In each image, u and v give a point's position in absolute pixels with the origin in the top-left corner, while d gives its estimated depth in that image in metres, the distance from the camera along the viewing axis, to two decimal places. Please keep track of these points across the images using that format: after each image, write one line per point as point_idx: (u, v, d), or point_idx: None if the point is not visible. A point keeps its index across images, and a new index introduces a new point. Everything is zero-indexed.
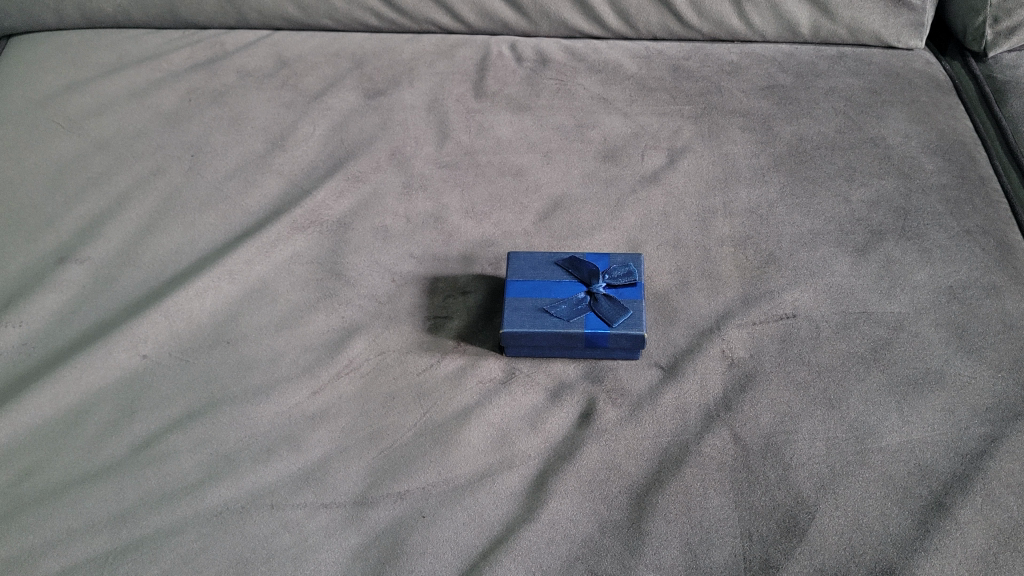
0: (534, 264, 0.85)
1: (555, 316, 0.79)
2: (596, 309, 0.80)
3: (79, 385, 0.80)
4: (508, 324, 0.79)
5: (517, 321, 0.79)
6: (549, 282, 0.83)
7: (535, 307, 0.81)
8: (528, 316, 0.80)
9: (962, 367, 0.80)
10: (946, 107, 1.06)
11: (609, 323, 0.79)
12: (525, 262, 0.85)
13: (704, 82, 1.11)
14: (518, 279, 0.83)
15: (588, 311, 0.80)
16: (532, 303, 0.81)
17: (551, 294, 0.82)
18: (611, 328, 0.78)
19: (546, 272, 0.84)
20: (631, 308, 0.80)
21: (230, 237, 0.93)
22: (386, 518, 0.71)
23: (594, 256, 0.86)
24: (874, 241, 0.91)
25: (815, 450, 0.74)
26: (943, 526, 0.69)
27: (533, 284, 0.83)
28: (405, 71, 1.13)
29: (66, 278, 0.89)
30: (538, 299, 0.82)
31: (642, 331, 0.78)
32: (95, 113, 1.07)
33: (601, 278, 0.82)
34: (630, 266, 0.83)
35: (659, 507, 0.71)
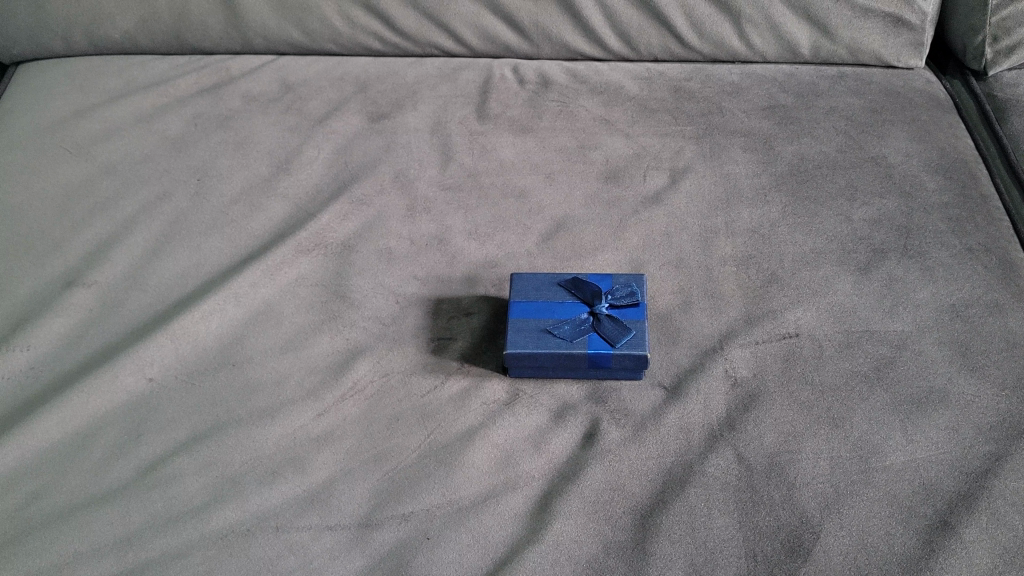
0: (537, 285, 0.85)
1: (558, 337, 0.80)
2: (599, 329, 0.81)
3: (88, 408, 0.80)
4: (512, 344, 0.80)
5: (520, 342, 0.80)
6: (553, 303, 0.83)
7: (538, 327, 0.81)
8: (532, 337, 0.80)
9: (965, 384, 0.80)
10: (946, 125, 1.07)
11: (612, 344, 0.79)
12: (529, 282, 0.86)
13: (706, 103, 1.12)
14: (522, 300, 0.84)
15: (591, 331, 0.81)
16: (535, 324, 0.82)
17: (554, 315, 0.82)
18: (614, 349, 0.79)
19: (549, 292, 0.84)
20: (634, 327, 0.81)
21: (236, 260, 0.94)
22: (391, 540, 0.71)
23: (597, 277, 0.86)
24: (877, 259, 0.92)
25: (819, 469, 0.74)
26: (949, 546, 0.69)
27: (536, 306, 0.83)
28: (408, 95, 1.15)
29: (73, 302, 0.89)
30: (542, 320, 0.82)
31: (645, 351, 0.78)
32: (102, 138, 1.09)
33: (604, 298, 0.83)
34: (633, 286, 0.84)
35: (664, 528, 0.71)
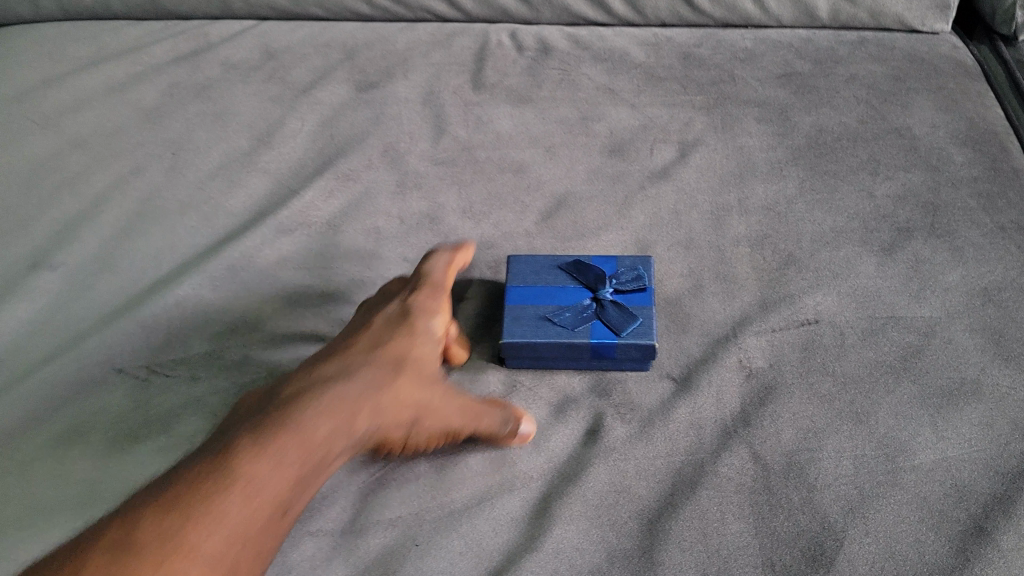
0: (537, 268, 0.79)
1: (558, 325, 0.74)
2: (603, 317, 0.74)
3: (46, 394, 0.74)
4: (509, 333, 0.74)
5: (517, 330, 0.74)
6: (553, 288, 0.77)
7: (537, 314, 0.75)
8: (530, 325, 0.74)
9: (1000, 375, 0.74)
10: (975, 94, 1.00)
11: (617, 333, 0.73)
12: (528, 266, 0.80)
13: (717, 71, 1.04)
14: (521, 285, 0.78)
15: (594, 319, 0.75)
16: (533, 311, 0.76)
17: (555, 301, 0.77)
18: (619, 338, 0.72)
19: (550, 277, 0.79)
20: (641, 314, 0.74)
21: (213, 241, 0.88)
22: (377, 548, 0.66)
23: (602, 259, 0.80)
24: (902, 239, 0.85)
25: (842, 469, 0.68)
26: (985, 554, 0.63)
27: (536, 292, 0.78)
28: (399, 62, 1.07)
29: (38, 286, 0.83)
30: (541, 306, 0.76)
31: (653, 341, 0.72)
32: (72, 109, 1.02)
33: (608, 282, 0.77)
34: (640, 270, 0.78)
35: (673, 534, 0.65)
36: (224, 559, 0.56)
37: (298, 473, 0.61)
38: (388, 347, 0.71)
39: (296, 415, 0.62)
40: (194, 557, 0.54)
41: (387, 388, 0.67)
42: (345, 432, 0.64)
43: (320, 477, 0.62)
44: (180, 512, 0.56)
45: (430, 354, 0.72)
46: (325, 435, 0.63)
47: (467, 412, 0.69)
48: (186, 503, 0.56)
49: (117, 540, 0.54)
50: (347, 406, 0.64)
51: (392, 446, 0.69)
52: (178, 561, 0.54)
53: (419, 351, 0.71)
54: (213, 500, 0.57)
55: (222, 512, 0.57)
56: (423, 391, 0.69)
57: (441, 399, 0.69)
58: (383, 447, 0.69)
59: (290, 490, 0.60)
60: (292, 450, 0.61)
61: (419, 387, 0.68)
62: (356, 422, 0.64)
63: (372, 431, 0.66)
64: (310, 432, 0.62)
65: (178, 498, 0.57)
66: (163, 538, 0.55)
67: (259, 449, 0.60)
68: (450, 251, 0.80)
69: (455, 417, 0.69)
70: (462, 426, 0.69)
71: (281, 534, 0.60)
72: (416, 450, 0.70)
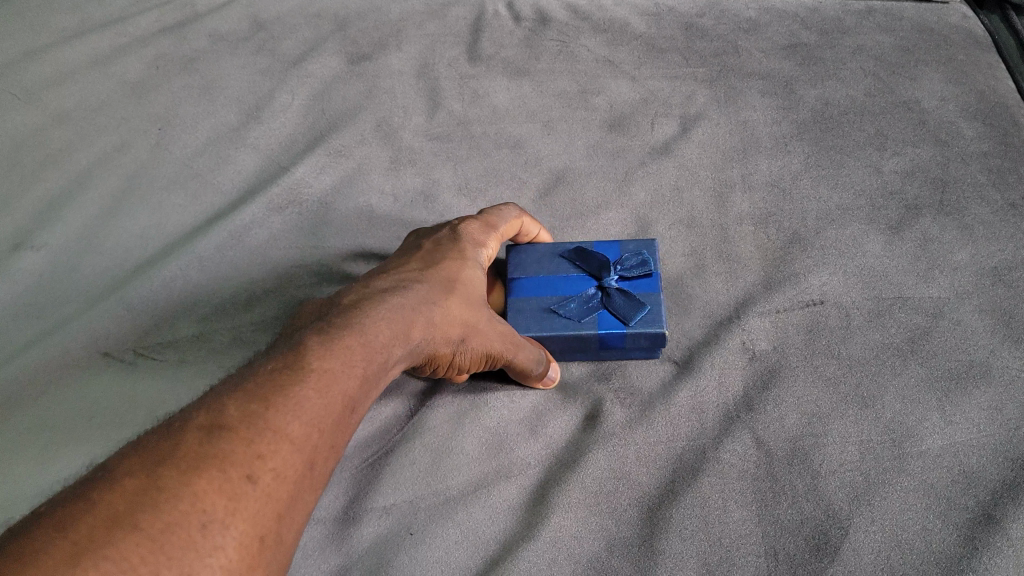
0: (538, 258, 0.77)
1: (563, 317, 0.72)
2: (610, 306, 0.72)
3: (29, 379, 0.72)
4: (512, 328, 0.71)
5: (521, 325, 0.72)
6: (556, 278, 0.75)
7: (540, 306, 0.73)
8: (534, 319, 0.72)
9: (1011, 358, 0.72)
10: (985, 66, 0.97)
11: (625, 323, 0.70)
12: (527, 255, 0.77)
13: (720, 42, 1.01)
14: (520, 275, 0.75)
15: (601, 308, 0.72)
16: (537, 303, 0.73)
17: (558, 291, 0.74)
18: (627, 328, 0.70)
19: (551, 266, 0.76)
20: (648, 301, 0.72)
21: (202, 220, 0.86)
22: (370, 537, 0.64)
23: (604, 243, 0.77)
24: (910, 217, 0.83)
25: (847, 456, 0.67)
26: (994, 543, 0.61)
27: (536, 281, 0.75)
28: (392, 33, 1.04)
29: (22, 267, 0.81)
30: (544, 298, 0.74)
31: (662, 329, 0.70)
32: (55, 83, 0.98)
33: (613, 269, 0.74)
34: (644, 255, 0.75)
35: (674, 522, 0.64)
36: (305, 448, 0.49)
37: (368, 372, 0.55)
38: (443, 266, 0.67)
39: (360, 319, 0.57)
40: (277, 448, 0.47)
41: (445, 304, 0.63)
42: (407, 343, 0.59)
43: (382, 384, 0.57)
44: (264, 402, 0.48)
45: (481, 279, 0.68)
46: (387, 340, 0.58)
47: (514, 341, 0.66)
48: (266, 390, 0.49)
49: (199, 434, 0.46)
50: (408, 318, 0.60)
51: (433, 364, 0.65)
52: (264, 451, 0.46)
53: (474, 274, 0.68)
54: (291, 387, 0.50)
55: (300, 401, 0.50)
56: (476, 311, 0.64)
57: (492, 323, 0.66)
58: (423, 365, 0.65)
59: (362, 388, 0.54)
60: (361, 352, 0.55)
61: (475, 308, 0.65)
62: (415, 336, 0.60)
63: (424, 349, 0.62)
64: (373, 339, 0.56)
65: (257, 391, 0.49)
66: (245, 427, 0.47)
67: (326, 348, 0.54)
68: (520, 210, 0.77)
69: (501, 344, 0.66)
70: (504, 354, 0.66)
71: (351, 433, 0.54)
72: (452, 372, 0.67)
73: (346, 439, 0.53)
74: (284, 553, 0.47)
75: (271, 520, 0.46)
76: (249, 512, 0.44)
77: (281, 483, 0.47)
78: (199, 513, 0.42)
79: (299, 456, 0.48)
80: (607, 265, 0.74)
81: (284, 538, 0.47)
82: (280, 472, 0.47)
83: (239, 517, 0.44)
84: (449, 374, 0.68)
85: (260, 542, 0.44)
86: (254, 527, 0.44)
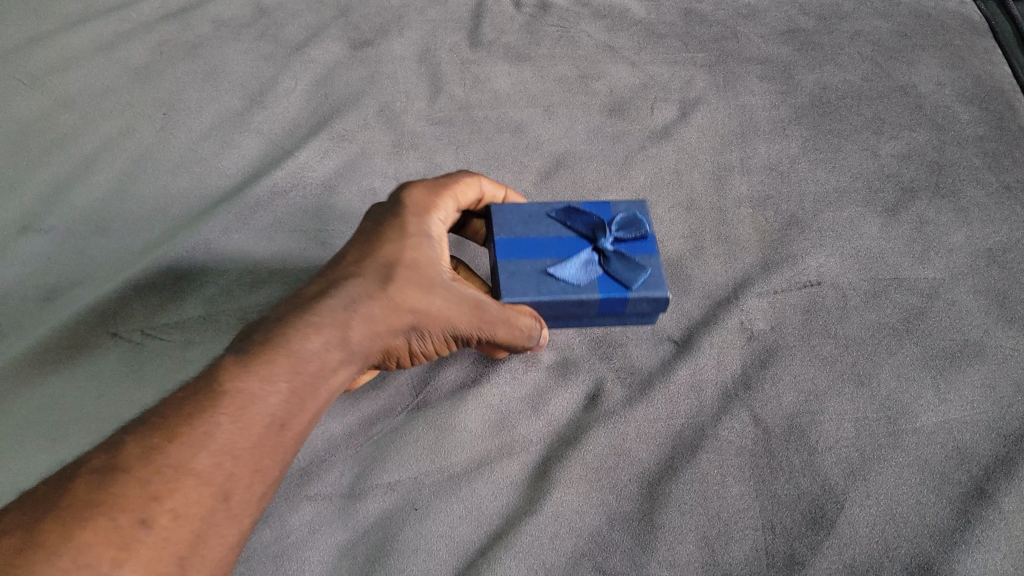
0: (524, 218, 0.72)
1: (562, 281, 0.68)
2: (609, 270, 0.69)
3: (35, 355, 0.73)
4: (509, 293, 0.67)
5: (518, 288, 0.67)
6: (549, 240, 0.71)
7: (536, 270, 0.68)
8: (530, 282, 0.68)
9: (1004, 338, 0.73)
10: (982, 51, 0.98)
11: (627, 287, 0.68)
12: (514, 215, 0.72)
13: (719, 27, 1.02)
14: (508, 237, 0.70)
15: (599, 272, 0.69)
16: (531, 266, 0.69)
17: (553, 253, 0.70)
18: (630, 293, 0.68)
19: (540, 227, 0.71)
20: (647, 265, 0.70)
21: (207, 204, 0.87)
22: (376, 511, 0.66)
23: (594, 207, 0.74)
24: (906, 199, 0.84)
25: (843, 432, 0.68)
26: (986, 516, 0.63)
27: (526, 243, 0.70)
28: (394, 19, 1.05)
29: (31, 251, 0.82)
30: (538, 260, 0.69)
31: (665, 294, 0.68)
32: (60, 69, 0.99)
33: (607, 230, 0.71)
34: (635, 215, 0.72)
35: (673, 496, 0.65)
36: (215, 481, 0.52)
37: (296, 387, 0.56)
38: (388, 249, 0.65)
39: (291, 331, 0.58)
40: (179, 485, 0.50)
41: (386, 295, 0.62)
42: (348, 347, 0.60)
43: (324, 392, 0.58)
44: (169, 437, 0.52)
45: (433, 253, 0.66)
46: (320, 350, 0.58)
47: (476, 313, 0.64)
48: (174, 425, 0.52)
49: (99, 477, 0.49)
50: (344, 319, 0.60)
51: (397, 355, 0.65)
52: (162, 492, 0.50)
53: (426, 251, 0.66)
54: (200, 420, 0.52)
55: (206, 437, 0.52)
56: (430, 295, 0.63)
57: (447, 299, 0.64)
58: (388, 358, 0.65)
59: (289, 403, 0.56)
60: (287, 367, 0.56)
61: (425, 291, 0.63)
62: (356, 336, 0.60)
63: (372, 345, 0.62)
64: (304, 352, 0.57)
65: (169, 423, 0.52)
66: (145, 467, 0.50)
67: (245, 372, 0.55)
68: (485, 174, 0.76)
69: (462, 318, 0.64)
70: (470, 331, 0.64)
71: (288, 449, 0.56)
72: (425, 356, 0.66)
73: (282, 456, 0.56)
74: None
75: (172, 561, 0.49)
76: (144, 556, 0.48)
77: (179, 525, 0.50)
78: (82, 567, 0.45)
79: (206, 489, 0.51)
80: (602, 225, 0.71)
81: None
82: (179, 510, 0.50)
83: (134, 562, 0.47)
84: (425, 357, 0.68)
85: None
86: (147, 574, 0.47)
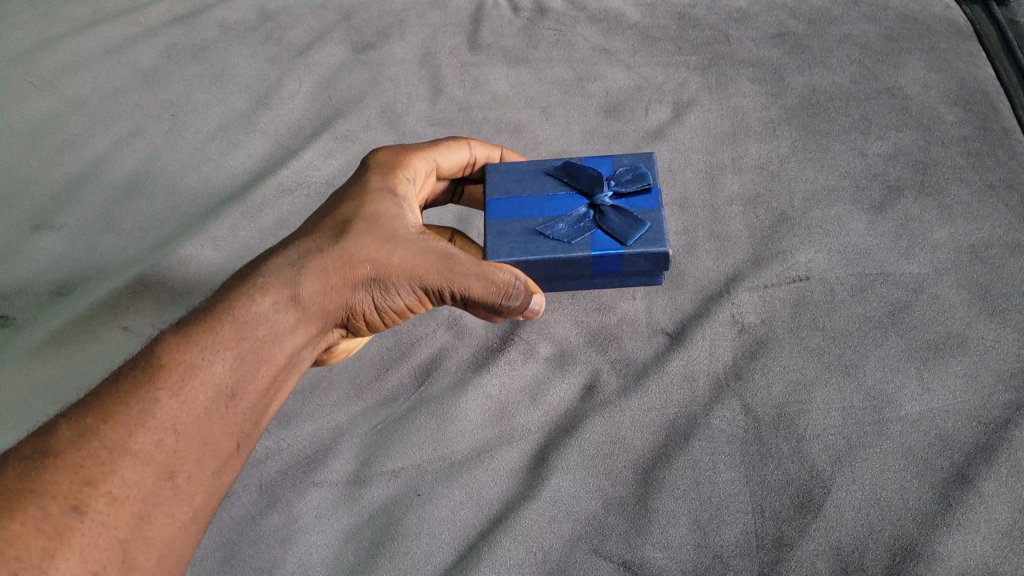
0: (519, 179, 0.72)
1: (552, 238, 0.66)
2: (604, 225, 0.67)
3: (49, 340, 0.76)
4: (496, 253, 0.67)
5: (505, 248, 0.67)
6: (543, 199, 0.70)
7: (526, 228, 0.68)
8: (518, 241, 0.67)
9: (986, 330, 0.76)
10: (967, 53, 1.00)
11: (623, 242, 0.65)
12: (508, 175, 0.73)
13: (712, 31, 1.05)
14: (502, 197, 0.71)
15: (594, 228, 0.67)
16: (521, 225, 0.68)
17: (546, 212, 0.69)
18: (625, 248, 0.65)
19: (536, 185, 0.72)
20: (647, 220, 0.67)
21: (213, 202, 0.89)
22: (380, 497, 0.69)
23: (596, 164, 0.73)
24: (892, 198, 0.87)
25: (830, 421, 0.71)
26: (966, 500, 0.65)
27: (520, 202, 0.70)
28: (395, 23, 1.08)
29: (43, 248, 0.85)
30: (530, 220, 0.69)
31: (665, 248, 0.65)
32: (70, 72, 1.02)
33: (606, 184, 0.70)
34: (641, 168, 0.71)
35: (667, 482, 0.68)
36: (155, 460, 0.52)
37: (241, 353, 0.58)
38: (351, 207, 0.66)
39: (239, 297, 0.60)
40: (115, 468, 0.51)
41: (338, 252, 0.63)
42: (300, 306, 0.62)
43: (276, 355, 0.60)
44: (104, 419, 0.52)
45: (397, 209, 0.66)
46: (269, 314, 0.60)
47: (440, 263, 0.63)
48: (108, 405, 0.53)
49: (27, 465, 0.49)
50: (293, 279, 0.62)
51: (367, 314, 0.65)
52: (97, 477, 0.50)
53: (390, 206, 0.66)
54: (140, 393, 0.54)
55: (150, 407, 0.54)
56: (387, 249, 0.63)
57: (406, 250, 0.63)
58: (365, 317, 0.66)
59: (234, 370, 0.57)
60: (232, 333, 0.58)
61: (382, 243, 0.63)
62: (307, 294, 0.62)
63: (329, 303, 0.63)
64: (249, 316, 0.59)
65: (104, 406, 0.53)
66: (77, 451, 0.50)
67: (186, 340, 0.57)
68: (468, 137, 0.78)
69: (425, 268, 0.63)
70: (438, 283, 0.63)
71: (241, 419, 0.58)
72: (399, 313, 0.66)
73: (233, 427, 0.57)
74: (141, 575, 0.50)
75: (112, 546, 0.49)
76: (80, 543, 0.47)
77: (116, 508, 0.50)
78: (11, 561, 0.44)
79: (147, 470, 0.52)
80: (599, 180, 0.70)
81: (137, 561, 0.50)
82: (116, 494, 0.50)
83: (69, 551, 0.47)
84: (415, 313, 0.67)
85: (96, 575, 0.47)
86: (86, 562, 0.47)
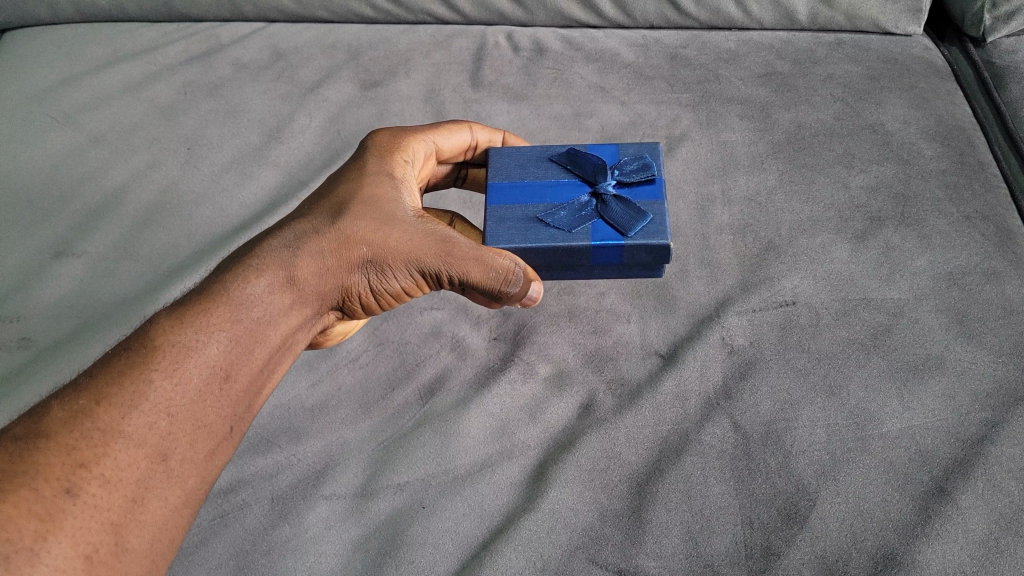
0: (526, 167, 0.77)
1: (552, 227, 0.71)
2: (606, 215, 0.71)
3: (66, 354, 0.81)
4: (496, 239, 0.71)
5: (505, 235, 0.71)
6: (546, 187, 0.75)
7: (526, 215, 0.73)
8: (519, 226, 0.72)
9: (962, 352, 0.80)
10: (945, 92, 1.06)
11: (624, 233, 0.70)
12: (512, 159, 0.78)
13: (703, 71, 1.10)
14: (505, 181, 0.76)
15: (595, 218, 0.72)
16: (523, 211, 0.73)
17: (548, 200, 0.74)
18: (626, 239, 0.70)
19: (540, 171, 0.76)
20: (649, 211, 0.71)
21: (225, 230, 0.93)
22: (387, 509, 0.72)
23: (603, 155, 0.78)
24: (874, 227, 0.91)
25: (815, 437, 0.74)
26: (945, 511, 0.69)
27: (522, 188, 0.75)
28: (401, 62, 1.13)
29: (63, 273, 0.89)
30: (532, 207, 0.73)
31: (665, 241, 0.69)
32: (91, 107, 1.07)
33: (610, 173, 0.74)
34: (645, 159, 0.75)
35: (660, 495, 0.71)
36: (148, 442, 0.56)
37: (235, 334, 0.62)
38: (348, 189, 0.71)
39: (233, 280, 0.65)
40: (108, 451, 0.54)
41: (334, 234, 0.68)
42: (296, 287, 0.67)
43: (270, 336, 0.64)
44: (98, 401, 0.55)
45: (395, 191, 0.71)
46: (264, 295, 0.65)
47: (438, 247, 0.67)
48: (99, 387, 0.56)
49: (20, 447, 0.52)
50: (290, 262, 0.67)
51: (364, 295, 0.71)
52: (90, 459, 0.53)
53: (388, 189, 0.71)
54: (132, 377, 0.57)
55: (145, 387, 0.57)
56: (382, 230, 0.68)
57: (404, 233, 0.68)
58: (364, 296, 0.71)
59: (228, 353, 0.61)
60: (227, 314, 0.63)
61: (379, 226, 0.68)
62: (303, 276, 0.67)
63: (326, 285, 0.68)
64: (244, 298, 0.64)
65: (100, 389, 0.56)
66: (71, 433, 0.53)
67: (183, 322, 0.61)
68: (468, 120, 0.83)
69: (423, 250, 0.68)
70: (436, 265, 0.68)
71: (235, 400, 0.62)
72: (397, 293, 0.71)
73: (226, 409, 0.61)
74: (135, 556, 0.53)
75: (105, 529, 0.52)
76: (71, 526, 0.50)
77: (109, 489, 0.53)
78: (4, 544, 0.47)
79: (139, 452, 0.55)
80: (603, 169, 0.74)
81: (130, 543, 0.53)
82: (108, 477, 0.53)
83: (62, 533, 0.49)
84: (415, 292, 0.72)
85: (89, 557, 0.50)
86: (79, 544, 0.50)
